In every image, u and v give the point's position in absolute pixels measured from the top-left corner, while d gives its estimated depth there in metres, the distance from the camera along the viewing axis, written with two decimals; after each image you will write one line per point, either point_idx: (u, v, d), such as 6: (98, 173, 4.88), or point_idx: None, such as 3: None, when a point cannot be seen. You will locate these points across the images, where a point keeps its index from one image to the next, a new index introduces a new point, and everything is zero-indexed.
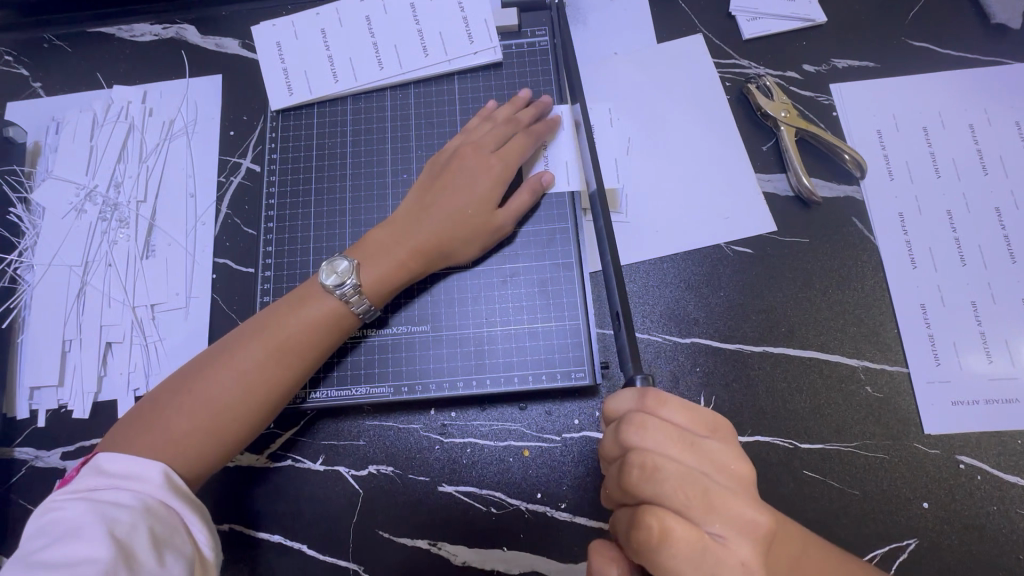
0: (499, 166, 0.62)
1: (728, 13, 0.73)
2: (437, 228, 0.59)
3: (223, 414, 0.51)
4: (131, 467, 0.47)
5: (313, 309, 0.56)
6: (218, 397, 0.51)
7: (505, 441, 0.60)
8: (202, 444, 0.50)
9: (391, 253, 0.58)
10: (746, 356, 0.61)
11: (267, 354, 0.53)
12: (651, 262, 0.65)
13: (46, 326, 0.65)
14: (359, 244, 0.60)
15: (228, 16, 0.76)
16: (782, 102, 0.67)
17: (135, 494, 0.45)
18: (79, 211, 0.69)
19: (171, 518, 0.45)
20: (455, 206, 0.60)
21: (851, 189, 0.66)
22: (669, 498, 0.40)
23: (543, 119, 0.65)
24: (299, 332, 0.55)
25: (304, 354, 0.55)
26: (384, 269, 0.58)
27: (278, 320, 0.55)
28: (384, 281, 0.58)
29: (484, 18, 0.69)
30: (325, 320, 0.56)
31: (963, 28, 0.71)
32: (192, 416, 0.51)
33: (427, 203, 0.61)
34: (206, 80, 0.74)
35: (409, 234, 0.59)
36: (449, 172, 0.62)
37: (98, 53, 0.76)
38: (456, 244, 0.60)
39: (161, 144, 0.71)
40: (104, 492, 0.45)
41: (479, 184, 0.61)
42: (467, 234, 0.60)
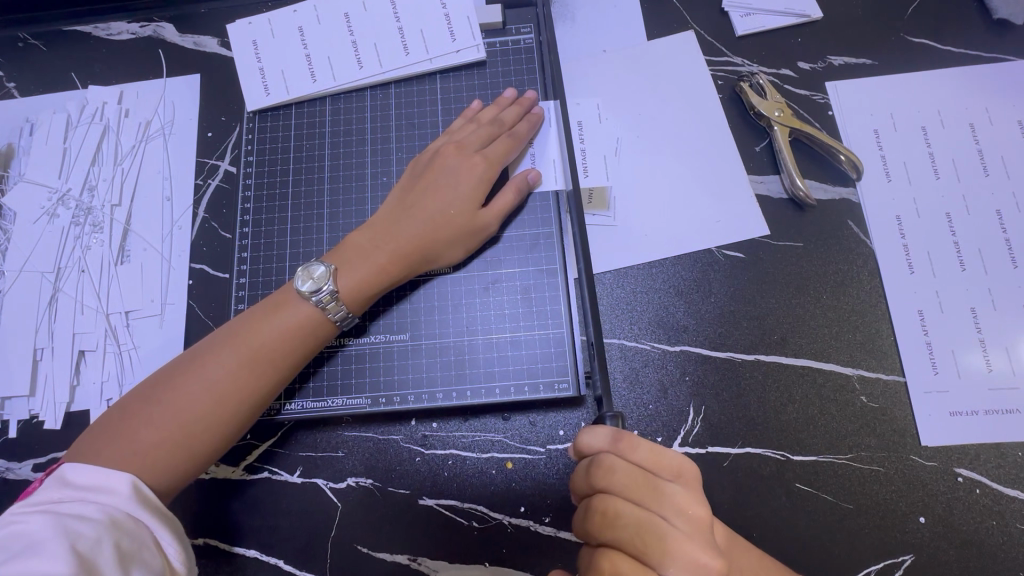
0: (484, 166, 0.59)
1: (720, 9, 0.71)
2: (419, 230, 0.57)
3: (194, 423, 0.49)
4: (98, 479, 0.45)
5: (290, 313, 0.54)
6: (191, 405, 0.49)
7: (488, 452, 0.58)
8: (174, 454, 0.49)
9: (370, 257, 0.56)
10: (737, 364, 0.59)
11: (242, 360, 0.51)
12: (639, 267, 0.63)
13: (17, 334, 0.63)
14: (337, 248, 0.58)
15: (206, 13, 0.74)
16: (776, 101, 0.65)
17: (101, 507, 0.43)
18: (52, 216, 0.67)
19: (140, 532, 0.43)
20: (438, 207, 0.58)
21: (847, 191, 0.64)
22: (625, 542, 0.42)
23: (527, 116, 0.63)
24: (275, 338, 0.53)
25: (281, 360, 0.53)
26: (364, 273, 0.56)
27: (253, 325, 0.53)
28: (364, 285, 0.56)
29: (467, 14, 0.66)
30: (302, 325, 0.54)
31: (964, 23, 0.69)
32: (163, 425, 0.49)
33: (408, 204, 0.59)
34: (183, 79, 0.72)
35: (389, 237, 0.57)
36: (431, 172, 0.60)
37: (73, 52, 0.74)
38: (439, 246, 0.58)
39: (136, 146, 0.69)
40: (68, 505, 0.43)
41: (464, 184, 0.59)
42: (451, 235, 0.58)
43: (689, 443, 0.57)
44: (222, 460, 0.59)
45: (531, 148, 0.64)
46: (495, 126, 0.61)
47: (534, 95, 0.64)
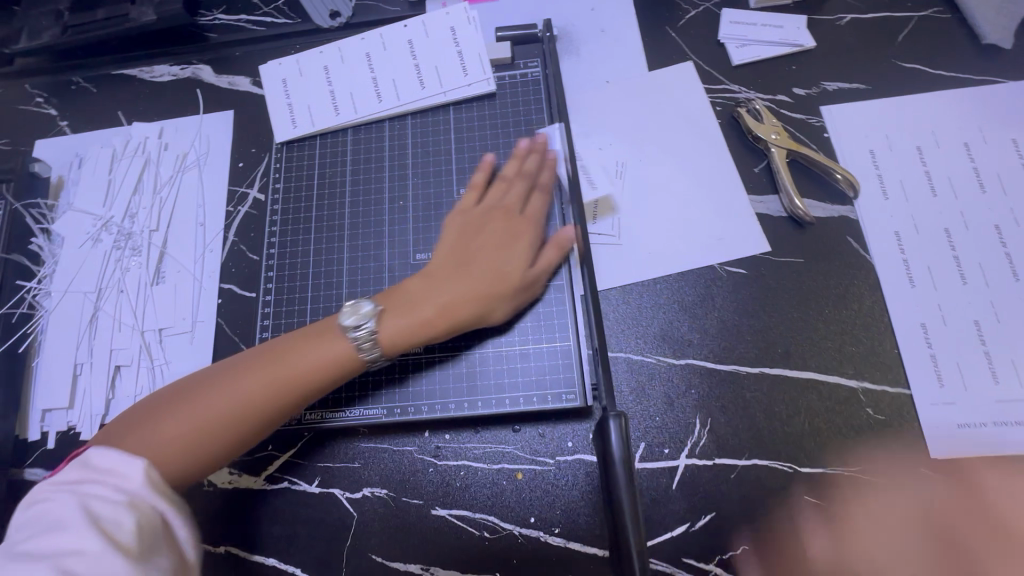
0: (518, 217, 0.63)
1: (717, 40, 0.75)
2: (469, 286, 0.59)
3: (209, 433, 0.52)
4: (120, 464, 0.46)
5: (331, 345, 0.56)
6: (222, 410, 0.52)
7: (498, 463, 0.60)
8: (195, 450, 0.51)
9: (416, 312, 0.58)
10: (742, 377, 0.61)
11: (274, 381, 0.54)
12: (644, 283, 0.65)
13: (60, 350, 0.68)
14: (389, 291, 0.60)
15: (240, 55, 0.81)
16: (772, 125, 0.68)
17: (118, 490, 0.44)
18: (96, 240, 0.72)
19: (156, 517, 0.44)
20: (487, 257, 0.60)
21: (845, 209, 0.66)
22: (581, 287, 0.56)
23: (544, 160, 0.66)
24: (309, 372, 0.55)
25: (312, 386, 0.55)
26: (405, 326, 0.57)
27: (296, 349, 0.56)
28: (405, 337, 0.57)
29: (478, 51, 0.71)
30: (337, 361, 0.56)
31: (954, 49, 0.72)
32: (193, 425, 0.51)
33: (461, 260, 0.60)
34: (218, 115, 0.78)
35: (439, 292, 0.59)
36: (480, 230, 0.62)
37: (120, 93, 0.81)
38: (490, 301, 0.59)
39: (174, 176, 0.75)
40: (90, 487, 0.44)
41: (514, 243, 0.61)
42: (502, 289, 0.59)
43: (696, 455, 0.58)
44: (244, 470, 0.62)
45: (558, 186, 0.67)
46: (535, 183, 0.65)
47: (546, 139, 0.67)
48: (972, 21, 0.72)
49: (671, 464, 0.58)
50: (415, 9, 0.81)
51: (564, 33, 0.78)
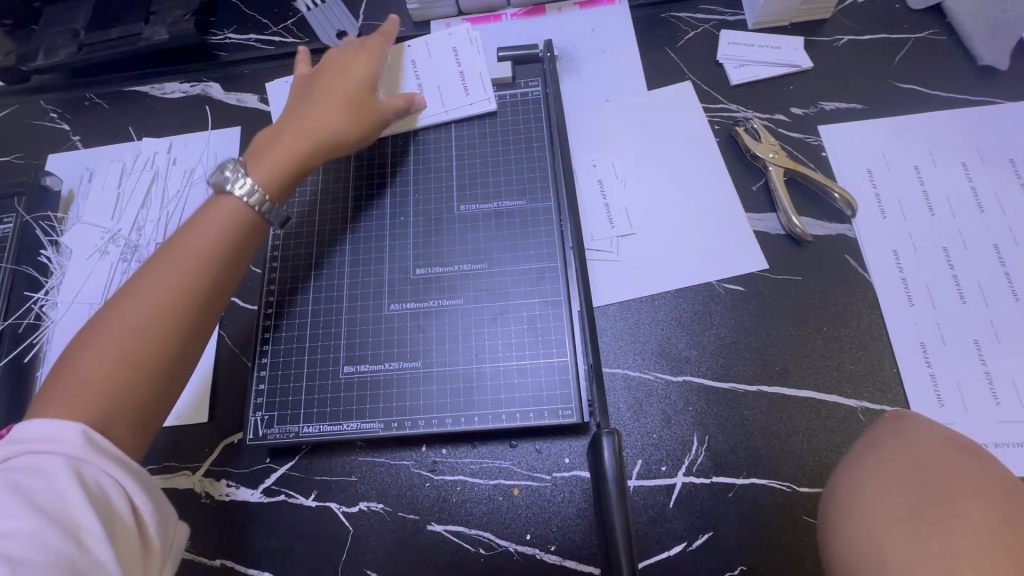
0: (363, 119, 0.65)
1: (716, 61, 0.76)
2: (328, 109, 0.64)
3: (138, 363, 0.49)
4: (46, 430, 0.43)
5: (214, 211, 0.57)
6: (130, 330, 0.49)
7: (495, 479, 0.59)
8: (121, 386, 0.48)
9: (284, 144, 0.62)
10: (740, 395, 0.60)
11: (181, 270, 0.53)
12: (641, 299, 0.65)
13: None
14: (253, 155, 0.63)
15: (249, 74, 0.83)
16: (770, 144, 0.69)
17: (53, 457, 0.42)
18: (103, 252, 0.74)
19: (102, 480, 0.42)
20: (329, 105, 0.64)
21: (843, 227, 0.66)
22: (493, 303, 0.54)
23: (384, 32, 0.72)
24: (211, 245, 0.55)
25: (217, 257, 0.55)
26: (280, 156, 0.61)
27: (182, 241, 0.55)
28: (281, 171, 0.61)
29: (480, 72, 0.73)
30: (235, 216, 0.58)
31: (951, 70, 0.73)
32: (109, 361, 0.48)
33: (307, 107, 0.65)
34: (226, 131, 0.80)
35: (302, 123, 0.63)
36: (325, 92, 0.66)
37: (132, 109, 0.84)
38: (344, 118, 0.64)
39: (181, 191, 0.77)
40: (24, 464, 0.41)
41: (359, 75, 0.67)
42: (362, 119, 0.65)
43: (694, 473, 0.58)
44: (242, 483, 0.62)
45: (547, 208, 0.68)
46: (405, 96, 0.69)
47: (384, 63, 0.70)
48: (969, 43, 0.73)
49: (669, 481, 0.58)
50: (420, 29, 0.83)
51: (565, 53, 0.80)
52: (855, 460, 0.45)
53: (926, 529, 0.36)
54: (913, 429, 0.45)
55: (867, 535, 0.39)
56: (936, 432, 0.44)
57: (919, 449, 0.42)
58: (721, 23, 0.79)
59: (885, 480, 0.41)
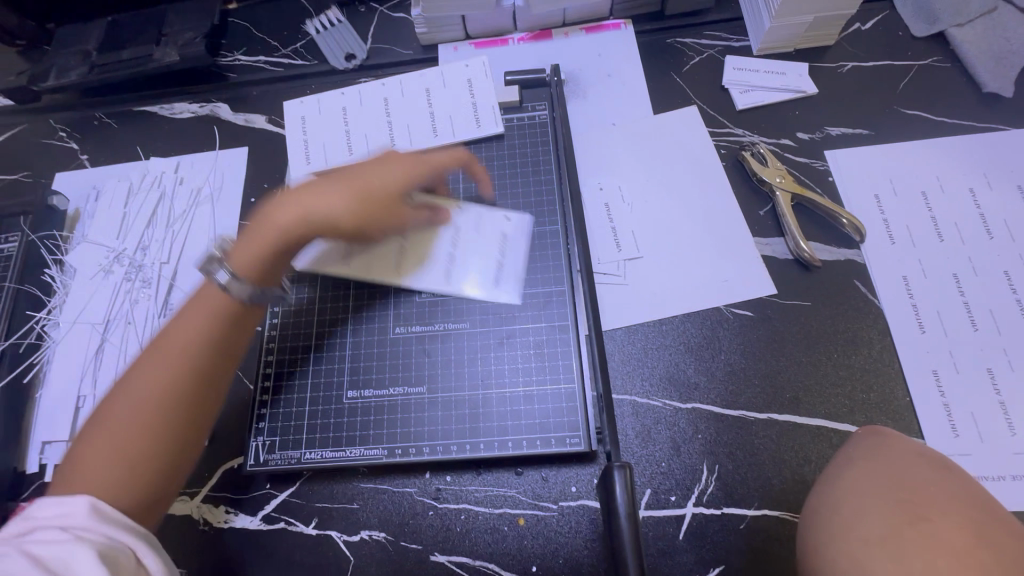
0: (367, 215, 0.58)
1: (721, 86, 0.77)
2: (326, 197, 0.58)
3: (140, 454, 0.48)
4: (59, 507, 0.44)
5: (209, 296, 0.55)
6: (130, 420, 0.49)
7: (500, 508, 0.58)
8: (127, 479, 0.47)
9: (268, 220, 0.58)
10: (750, 422, 0.59)
11: (173, 360, 0.51)
12: (649, 324, 0.65)
13: (65, 381, 0.68)
14: (259, 218, 0.59)
15: (258, 95, 0.84)
16: (777, 169, 0.69)
17: (66, 530, 0.42)
18: (107, 272, 0.73)
19: (113, 545, 0.43)
20: (337, 189, 0.59)
21: (851, 253, 0.66)
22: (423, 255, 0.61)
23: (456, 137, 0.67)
24: (206, 327, 0.54)
25: (210, 343, 0.53)
26: (258, 239, 0.57)
27: (179, 325, 0.54)
28: (257, 251, 0.57)
29: (492, 104, 0.74)
30: (225, 300, 0.55)
31: (955, 97, 0.73)
32: (114, 450, 0.48)
33: (323, 182, 0.60)
34: (233, 151, 0.80)
35: (295, 200, 0.58)
36: (357, 166, 0.62)
37: (140, 129, 0.84)
38: (343, 216, 0.58)
39: (187, 211, 0.77)
40: (35, 535, 0.42)
41: (380, 170, 0.60)
42: (365, 208, 0.58)
43: (704, 503, 0.57)
44: (241, 509, 0.60)
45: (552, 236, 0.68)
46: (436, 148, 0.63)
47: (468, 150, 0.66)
48: (973, 70, 0.73)
49: (678, 511, 0.57)
50: (428, 53, 0.84)
51: (571, 77, 0.80)
52: (836, 471, 0.48)
53: (904, 543, 0.39)
54: (890, 449, 0.47)
55: (847, 546, 0.41)
56: (916, 452, 0.47)
57: (893, 465, 0.45)
58: (726, 48, 0.80)
59: (867, 494, 0.44)
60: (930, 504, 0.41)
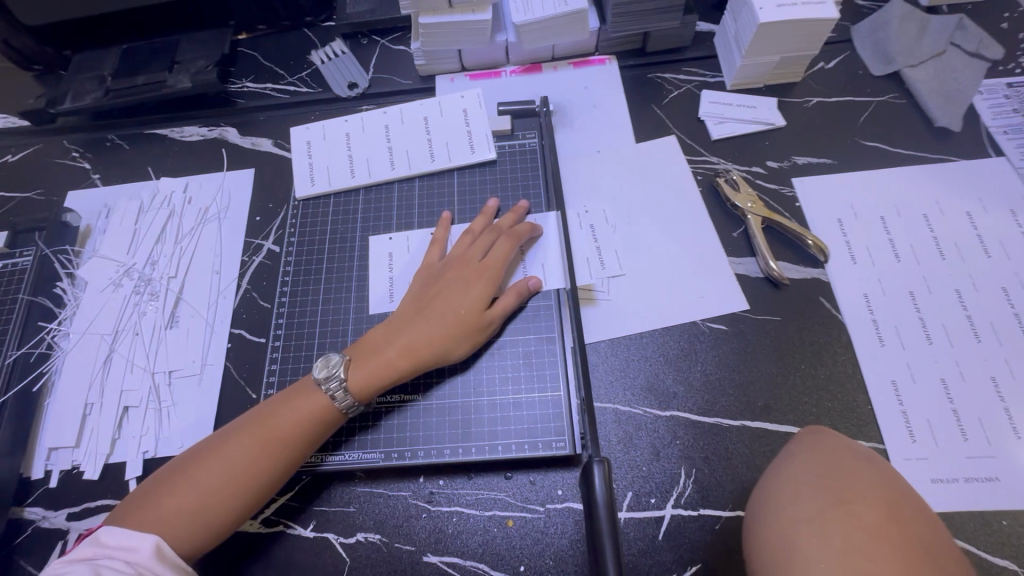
0: (463, 340, 0.64)
1: (698, 117, 0.83)
2: (431, 329, 0.63)
3: (204, 512, 0.54)
4: (129, 540, 0.52)
5: (308, 400, 0.60)
6: (208, 488, 0.55)
7: (490, 510, 0.61)
8: (189, 532, 0.54)
9: (381, 354, 0.63)
10: (725, 429, 0.64)
11: (261, 444, 0.57)
12: (630, 337, 0.69)
13: (73, 389, 0.71)
14: (358, 345, 0.65)
15: (265, 120, 0.89)
16: (748, 194, 0.75)
17: (129, 565, 0.50)
18: (117, 285, 0.77)
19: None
20: (437, 317, 0.64)
21: (817, 272, 0.71)
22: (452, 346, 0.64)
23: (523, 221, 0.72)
24: (298, 424, 0.59)
25: (296, 443, 0.58)
26: (374, 368, 0.62)
27: (274, 415, 0.59)
28: (373, 380, 0.61)
29: (485, 132, 0.79)
30: (322, 411, 0.60)
31: (910, 130, 0.80)
32: (188, 502, 0.54)
33: (419, 308, 0.65)
34: (241, 172, 0.85)
35: (403, 335, 0.63)
36: (441, 283, 0.67)
37: (151, 150, 0.89)
38: (448, 344, 0.63)
39: (195, 228, 0.81)
40: (103, 562, 0.50)
41: (470, 289, 0.66)
42: (459, 328, 0.64)
43: (681, 505, 0.60)
44: None
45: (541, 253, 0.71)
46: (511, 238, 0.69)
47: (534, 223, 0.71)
48: (925, 107, 0.80)
49: (658, 513, 0.60)
50: (426, 83, 0.90)
51: (560, 107, 0.86)
52: (779, 466, 0.52)
53: (830, 524, 0.43)
54: (827, 444, 0.52)
55: (782, 528, 0.45)
56: (848, 448, 0.51)
57: (825, 455, 0.51)
58: (702, 83, 0.86)
59: (804, 481, 0.48)
60: (853, 489, 0.46)
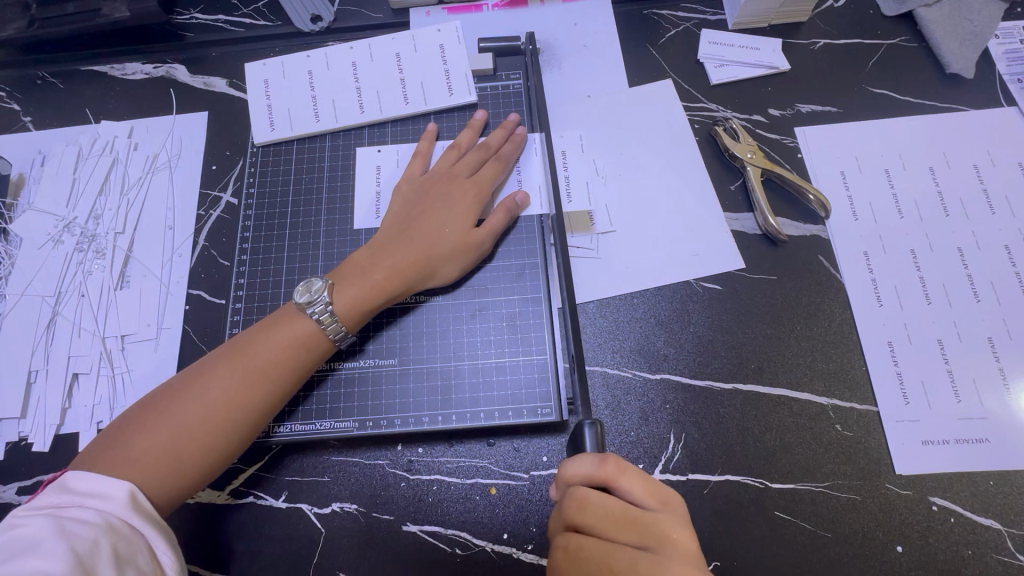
0: (452, 260, 0.61)
1: (697, 60, 0.76)
2: (419, 249, 0.60)
3: (181, 454, 0.50)
4: (96, 486, 0.46)
5: (288, 328, 0.56)
6: (182, 424, 0.51)
7: (472, 478, 0.58)
8: (166, 475, 0.50)
9: (368, 277, 0.59)
10: (716, 392, 0.61)
11: (242, 377, 0.53)
12: (620, 297, 0.65)
13: (14, 356, 0.65)
14: (340, 267, 0.61)
15: (217, 56, 0.79)
16: (748, 144, 0.70)
17: (99, 513, 0.45)
18: (57, 242, 0.69)
19: (136, 540, 0.45)
20: (422, 237, 0.61)
21: (817, 228, 0.67)
22: (443, 261, 0.61)
23: (511, 137, 0.67)
24: (280, 353, 0.55)
25: (279, 374, 0.54)
26: (361, 290, 0.58)
27: (253, 345, 0.55)
28: (361, 303, 0.58)
29: (465, 71, 0.72)
30: (307, 340, 0.56)
31: (921, 77, 0.75)
32: (162, 443, 0.50)
33: (404, 229, 0.62)
34: (192, 116, 0.76)
35: (390, 257, 0.60)
36: (426, 200, 0.63)
37: (89, 89, 0.79)
38: (437, 264, 0.60)
39: (143, 177, 0.73)
40: (69, 511, 0.44)
41: (457, 208, 0.62)
42: (447, 247, 0.61)
43: (670, 470, 0.58)
44: (207, 484, 0.59)
45: (518, 169, 0.68)
46: (492, 153, 0.66)
47: (518, 121, 0.68)
48: (938, 50, 0.75)
49: None
50: (398, 17, 0.81)
51: (547, 46, 0.79)
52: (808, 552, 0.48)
53: None
54: (630, 474, 0.46)
55: None
56: None
57: None
58: (702, 21, 0.79)
59: None
60: None
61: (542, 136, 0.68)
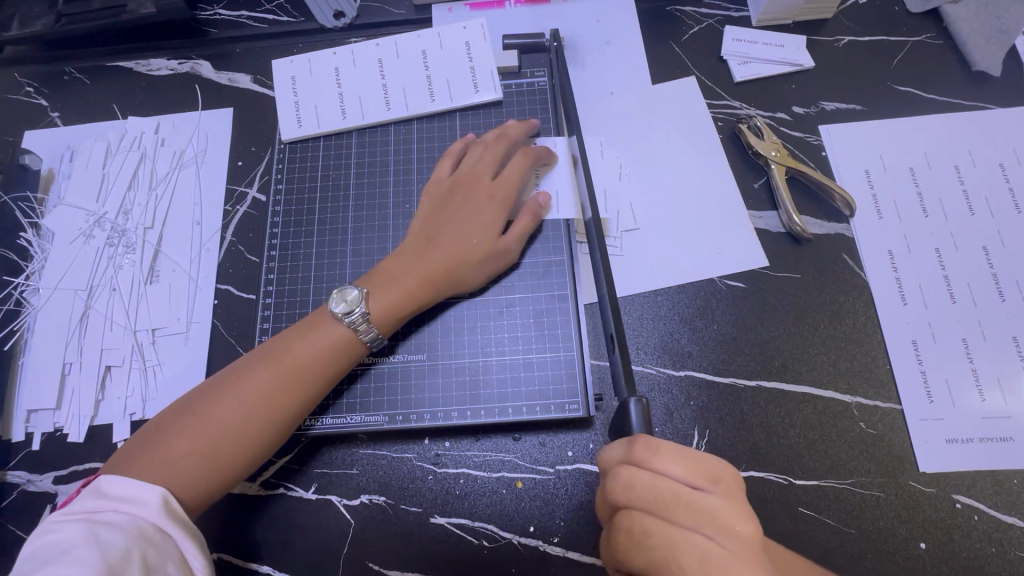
0: (481, 263, 0.62)
1: (721, 57, 0.76)
2: (449, 254, 0.61)
3: (217, 457, 0.51)
4: (132, 491, 0.48)
5: (322, 333, 0.57)
6: (219, 430, 0.52)
7: (498, 472, 0.59)
8: (201, 477, 0.51)
9: (401, 284, 0.59)
10: (740, 389, 0.62)
11: (278, 381, 0.54)
12: (646, 294, 0.66)
13: (48, 348, 0.66)
14: (371, 273, 0.61)
15: (242, 52, 0.80)
16: (773, 142, 0.70)
17: (130, 519, 0.46)
18: (88, 236, 0.71)
19: (167, 545, 0.46)
20: (453, 242, 0.61)
21: (841, 227, 0.67)
22: (472, 265, 0.61)
23: (536, 142, 0.68)
24: (314, 358, 0.56)
25: (313, 379, 0.55)
26: (396, 297, 0.59)
27: (288, 350, 0.56)
28: (395, 310, 0.59)
29: (490, 67, 0.72)
30: (339, 345, 0.57)
31: (947, 75, 0.74)
32: (198, 445, 0.51)
33: (433, 235, 0.62)
34: (218, 112, 0.77)
35: (420, 263, 0.60)
36: (452, 204, 0.64)
37: (114, 86, 0.79)
38: (466, 267, 0.61)
39: (171, 173, 0.73)
40: (103, 516, 0.46)
41: (484, 212, 0.63)
42: (476, 253, 0.61)
43: None
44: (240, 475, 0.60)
45: (543, 171, 0.68)
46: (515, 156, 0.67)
47: (538, 123, 0.69)
48: (964, 49, 0.75)
49: None
50: (421, 12, 0.81)
51: (570, 42, 0.79)
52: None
53: None
54: (663, 453, 0.46)
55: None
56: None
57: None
58: (725, 18, 0.79)
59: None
60: None
61: (566, 141, 0.69)
